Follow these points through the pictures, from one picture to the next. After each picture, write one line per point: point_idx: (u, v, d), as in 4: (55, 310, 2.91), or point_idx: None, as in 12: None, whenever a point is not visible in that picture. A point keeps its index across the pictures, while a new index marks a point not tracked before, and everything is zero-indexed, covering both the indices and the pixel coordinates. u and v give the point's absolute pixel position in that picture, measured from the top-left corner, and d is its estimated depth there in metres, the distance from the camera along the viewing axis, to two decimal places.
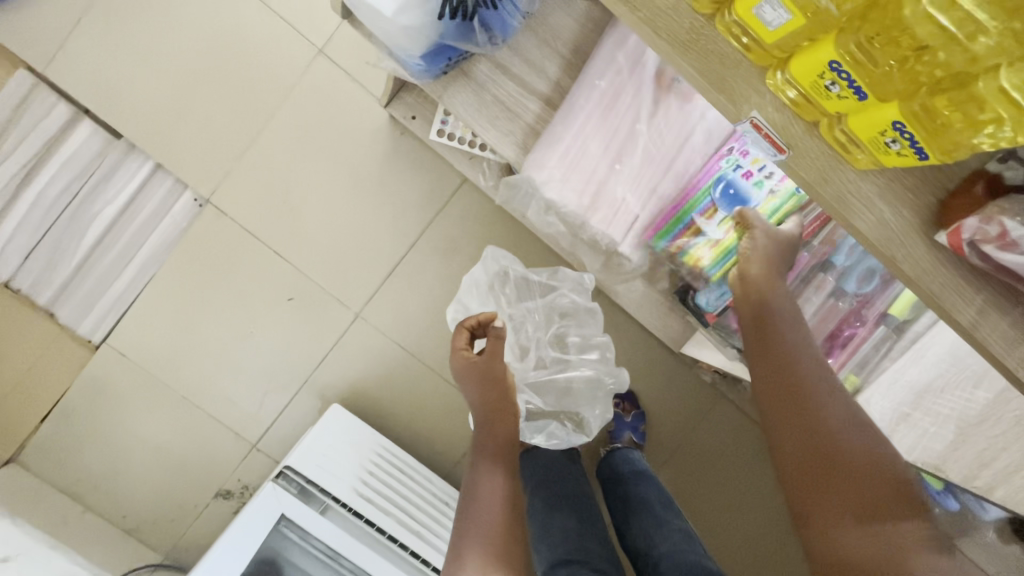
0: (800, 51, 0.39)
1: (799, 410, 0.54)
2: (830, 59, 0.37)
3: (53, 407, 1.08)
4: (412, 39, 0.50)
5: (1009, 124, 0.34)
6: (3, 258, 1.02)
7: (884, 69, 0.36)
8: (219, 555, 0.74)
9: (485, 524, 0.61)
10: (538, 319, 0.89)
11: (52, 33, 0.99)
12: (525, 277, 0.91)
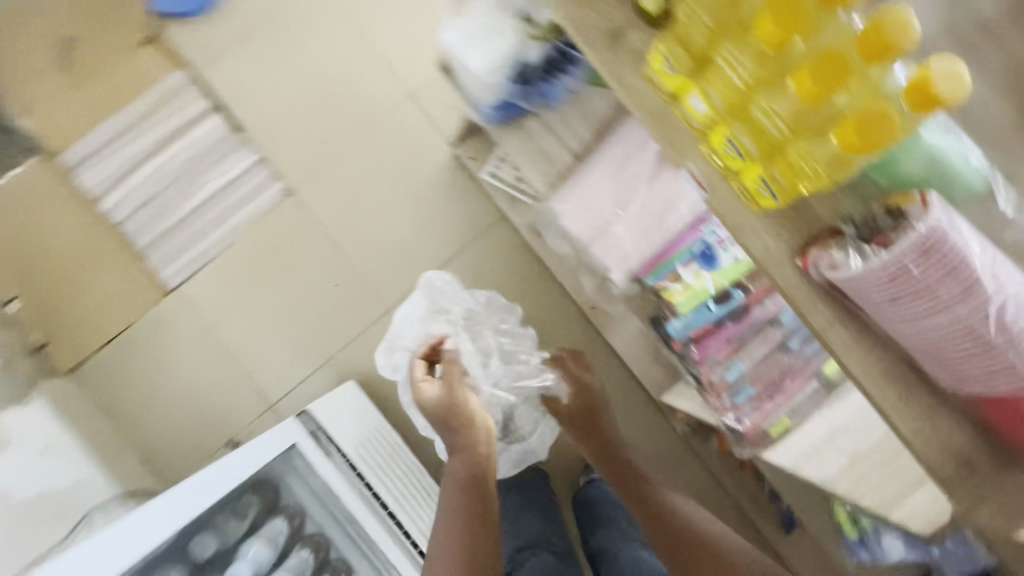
0: (711, 126, 0.46)
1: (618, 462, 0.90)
2: (726, 135, 0.45)
3: (116, 335, 1.26)
4: (486, 86, 0.69)
5: (824, 180, 0.43)
6: (122, 205, 1.26)
7: (752, 139, 0.44)
8: (237, 458, 0.83)
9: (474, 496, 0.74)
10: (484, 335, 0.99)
11: (213, 46, 1.27)
12: (467, 297, 1.02)
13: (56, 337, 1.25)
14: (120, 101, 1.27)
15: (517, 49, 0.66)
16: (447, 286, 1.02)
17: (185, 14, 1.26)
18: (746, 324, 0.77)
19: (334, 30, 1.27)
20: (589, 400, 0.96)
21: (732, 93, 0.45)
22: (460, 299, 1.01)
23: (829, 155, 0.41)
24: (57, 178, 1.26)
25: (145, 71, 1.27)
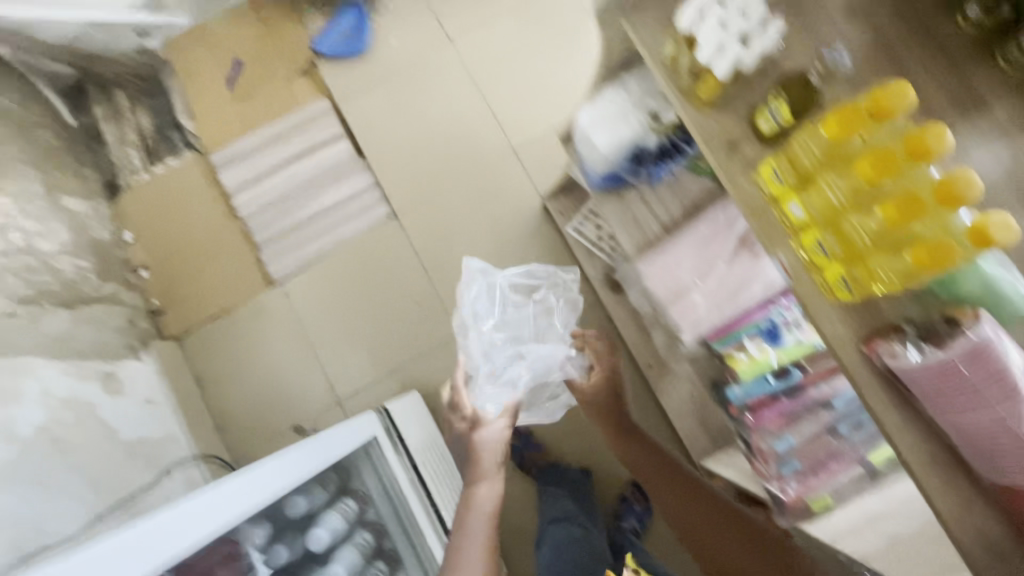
0: (803, 228, 0.57)
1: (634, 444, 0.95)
2: (815, 238, 0.56)
3: (219, 313, 1.43)
4: (603, 158, 0.81)
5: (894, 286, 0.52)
6: (251, 203, 1.46)
7: (837, 245, 0.55)
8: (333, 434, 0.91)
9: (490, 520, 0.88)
10: (513, 332, 0.98)
11: (355, 84, 1.49)
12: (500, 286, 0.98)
13: (172, 305, 1.43)
14: (269, 118, 1.49)
15: (639, 133, 0.78)
16: (483, 278, 0.97)
17: (339, 56, 1.49)
18: (801, 402, 0.84)
19: (458, 85, 1.46)
20: (607, 405, 1.02)
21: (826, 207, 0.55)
22: (491, 291, 0.98)
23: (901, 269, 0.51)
24: (205, 172, 1.48)
25: (295, 96, 1.50)
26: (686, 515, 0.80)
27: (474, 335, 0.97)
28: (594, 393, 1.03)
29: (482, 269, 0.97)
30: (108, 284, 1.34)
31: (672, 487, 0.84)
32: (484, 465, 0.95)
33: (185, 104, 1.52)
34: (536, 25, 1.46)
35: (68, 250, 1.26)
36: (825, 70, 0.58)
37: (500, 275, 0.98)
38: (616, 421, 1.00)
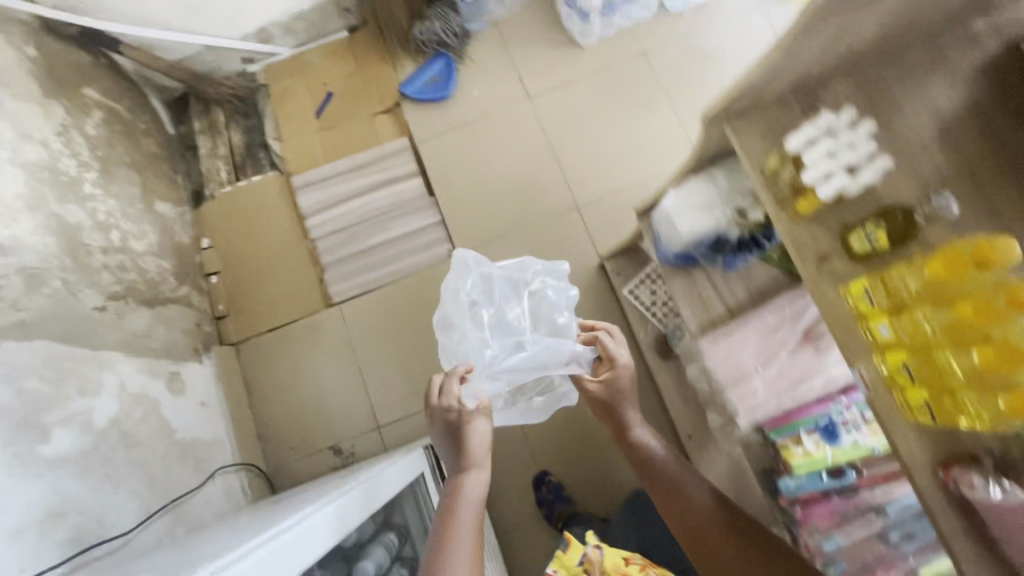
0: (890, 350, 0.59)
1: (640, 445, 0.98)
2: (901, 362, 0.58)
3: (277, 326, 1.49)
4: (686, 239, 0.86)
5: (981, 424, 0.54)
6: (323, 226, 1.54)
7: (924, 373, 0.57)
8: (391, 469, 0.98)
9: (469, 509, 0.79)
10: (504, 323, 0.99)
11: (435, 127, 1.57)
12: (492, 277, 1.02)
13: (236, 312, 1.50)
14: (350, 149, 1.59)
15: (725, 224, 0.82)
16: (476, 269, 1.01)
17: (423, 100, 1.58)
18: (851, 503, 0.83)
19: (532, 140, 1.54)
20: (617, 407, 1.01)
21: (916, 336, 0.58)
22: (483, 281, 1.01)
23: (991, 410, 0.53)
24: (285, 192, 1.58)
25: (377, 132, 1.59)
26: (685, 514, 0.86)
27: (469, 319, 0.97)
28: (602, 393, 1.01)
29: (472, 261, 1.01)
30: (183, 286, 1.41)
31: (675, 491, 0.89)
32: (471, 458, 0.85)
33: (274, 126, 1.63)
34: (612, 93, 1.54)
35: (154, 252, 1.35)
36: (929, 213, 0.60)
37: (491, 268, 1.03)
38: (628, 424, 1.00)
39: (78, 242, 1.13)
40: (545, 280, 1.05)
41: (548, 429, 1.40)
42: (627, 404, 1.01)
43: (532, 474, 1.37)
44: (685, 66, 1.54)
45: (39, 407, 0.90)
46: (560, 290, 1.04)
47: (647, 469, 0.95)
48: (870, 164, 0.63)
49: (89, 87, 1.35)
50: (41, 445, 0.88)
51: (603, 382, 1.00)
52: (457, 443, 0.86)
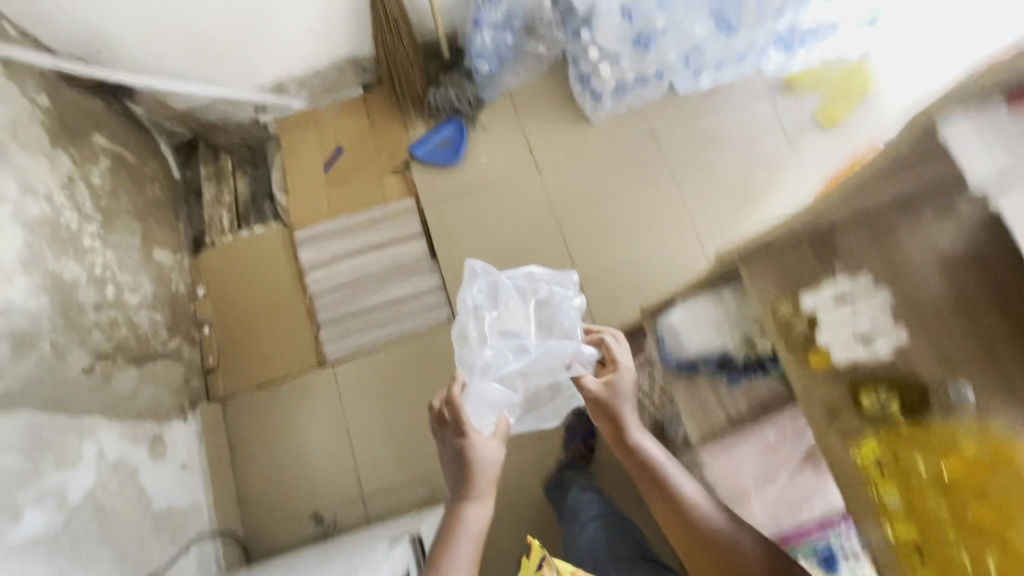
0: (898, 527, 0.59)
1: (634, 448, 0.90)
2: (907, 543, 0.58)
3: (268, 383, 1.46)
4: (695, 345, 0.89)
5: None
6: (322, 283, 1.53)
7: (931, 562, 0.56)
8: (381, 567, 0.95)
9: (469, 536, 0.80)
10: (512, 331, 1.00)
11: (443, 191, 1.58)
12: (500, 284, 1.03)
13: (226, 366, 1.47)
14: (357, 207, 1.59)
15: (729, 346, 0.84)
16: (485, 276, 1.03)
17: (432, 163, 1.59)
18: None
19: (538, 211, 1.55)
20: (617, 408, 0.93)
21: (927, 519, 0.57)
22: (492, 288, 1.02)
23: None
24: (287, 246, 1.57)
25: (385, 191, 1.60)
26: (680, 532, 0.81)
27: (475, 329, 0.99)
28: (602, 394, 0.94)
29: (481, 269, 1.03)
30: (174, 339, 1.38)
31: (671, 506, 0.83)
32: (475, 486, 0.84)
33: (282, 178, 1.63)
34: (619, 171, 1.57)
35: (148, 304, 1.32)
36: (947, 402, 0.58)
37: (499, 275, 1.04)
38: (629, 425, 0.92)
39: (71, 299, 1.11)
40: (553, 287, 1.06)
41: (538, 507, 1.38)
42: (628, 405, 0.94)
43: (518, 557, 1.35)
44: (695, 152, 1.58)
45: (12, 485, 0.86)
46: (567, 297, 1.06)
47: (643, 477, 0.88)
48: (879, 342, 0.64)
49: (98, 133, 1.34)
50: (10, 528, 0.84)
51: (606, 383, 0.95)
52: (462, 469, 0.86)
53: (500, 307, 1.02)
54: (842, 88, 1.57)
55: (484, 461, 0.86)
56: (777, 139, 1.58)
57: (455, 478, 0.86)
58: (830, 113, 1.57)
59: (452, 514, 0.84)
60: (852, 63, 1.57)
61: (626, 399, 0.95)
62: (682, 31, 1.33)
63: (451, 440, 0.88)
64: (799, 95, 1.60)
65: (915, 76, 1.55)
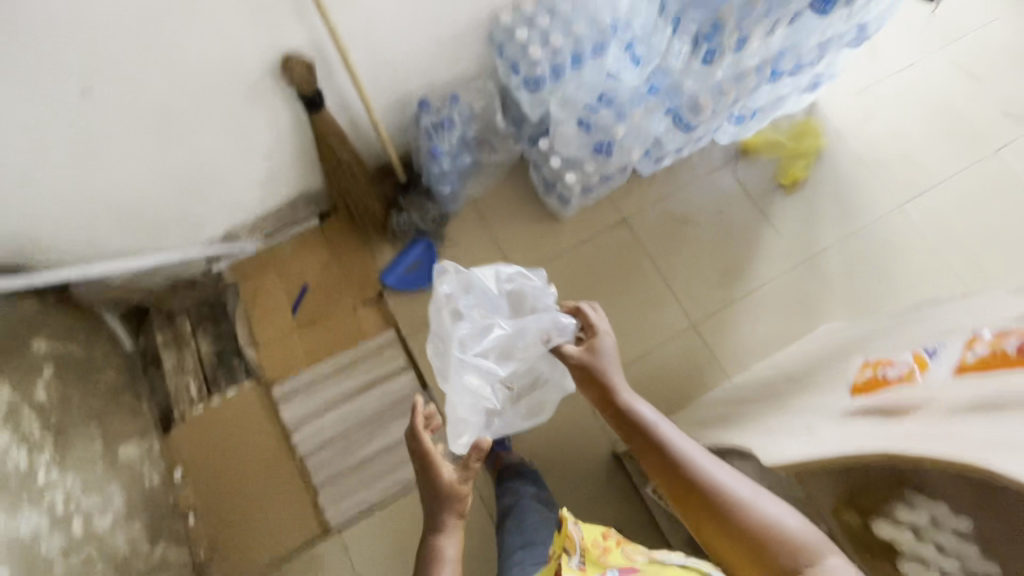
0: None
1: (622, 408, 0.93)
2: None
3: (270, 566, 1.33)
4: None
5: None
6: (311, 439, 1.42)
7: None
8: None
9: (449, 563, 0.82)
10: (488, 325, 1.02)
11: (423, 316, 1.52)
12: (471, 281, 1.05)
13: (220, 557, 1.33)
14: (334, 349, 1.50)
15: None
16: (454, 274, 1.05)
17: (407, 290, 1.53)
18: None
19: None
20: (602, 370, 0.97)
21: None
22: (463, 286, 1.05)
23: None
24: (265, 405, 1.45)
25: (362, 328, 1.51)
26: (672, 483, 0.83)
27: (452, 324, 1.02)
28: (584, 359, 0.98)
29: (451, 271, 1.05)
30: (156, 547, 1.25)
31: (662, 461, 0.85)
32: (447, 515, 0.85)
33: (247, 331, 1.51)
34: (600, 265, 1.54)
35: (122, 520, 1.19)
36: None
37: (469, 271, 1.06)
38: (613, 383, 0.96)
39: (35, 559, 0.98)
40: (524, 277, 1.07)
41: None
42: (612, 368, 0.97)
43: None
44: (667, 233, 1.58)
45: None
46: (540, 287, 1.07)
47: (634, 434, 0.90)
48: None
49: (37, 339, 1.20)
50: None
51: (586, 349, 0.99)
52: (433, 498, 0.86)
53: (473, 301, 1.04)
54: (797, 147, 1.61)
55: (453, 487, 0.86)
56: (744, 206, 1.60)
57: (429, 505, 0.86)
58: (791, 174, 1.60)
59: (431, 541, 0.84)
60: (798, 121, 1.64)
61: (609, 361, 0.98)
62: (640, 130, 1.32)
63: (419, 465, 0.89)
64: (757, 158, 1.63)
65: (858, 127, 1.64)
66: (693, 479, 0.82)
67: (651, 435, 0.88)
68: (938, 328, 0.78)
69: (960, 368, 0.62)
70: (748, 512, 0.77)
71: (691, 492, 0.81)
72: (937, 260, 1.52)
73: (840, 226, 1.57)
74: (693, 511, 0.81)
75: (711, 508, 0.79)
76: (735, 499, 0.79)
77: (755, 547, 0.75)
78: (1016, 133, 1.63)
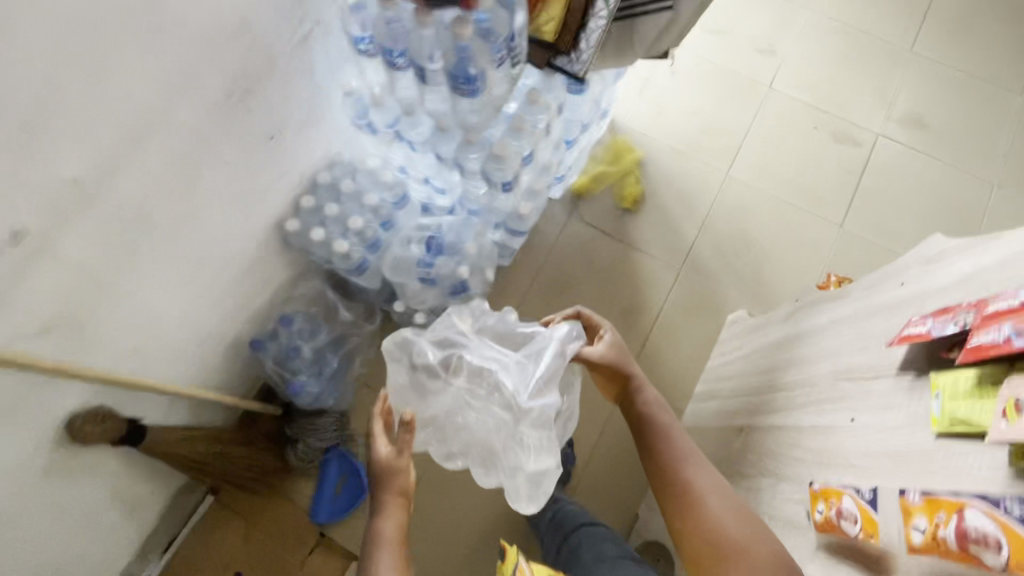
0: None
1: (640, 399, 0.92)
2: None
3: None
4: None
5: None
6: None
7: None
8: None
9: (390, 536, 0.84)
10: (494, 365, 1.05)
11: None
12: (450, 341, 1.09)
13: None
14: None
15: None
16: (437, 340, 1.09)
17: (343, 513, 1.36)
18: None
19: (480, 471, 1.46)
20: (622, 370, 0.97)
21: None
22: (447, 348, 1.09)
23: None
24: None
25: None
26: (660, 473, 0.82)
27: (468, 378, 1.06)
28: (609, 357, 0.98)
29: (425, 340, 1.10)
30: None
31: (658, 452, 0.84)
32: (390, 495, 0.89)
33: None
34: None
35: None
36: None
37: (447, 333, 1.10)
38: (633, 381, 0.95)
39: None
40: (492, 316, 1.13)
41: None
42: (632, 367, 0.97)
43: None
44: (555, 307, 1.55)
45: None
46: (512, 320, 1.13)
47: (644, 421, 0.89)
48: None
49: None
50: None
51: (607, 350, 0.98)
52: (377, 476, 0.91)
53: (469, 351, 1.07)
54: (620, 169, 1.65)
55: (399, 465, 0.91)
56: (607, 244, 1.61)
57: (379, 481, 0.90)
58: (629, 195, 1.63)
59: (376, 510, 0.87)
60: (608, 145, 1.67)
61: (633, 366, 0.98)
62: (481, 251, 1.27)
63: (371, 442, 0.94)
64: (594, 195, 1.64)
65: (658, 124, 1.71)
66: (678, 468, 0.81)
67: (660, 423, 0.88)
68: (838, 365, 0.80)
69: (909, 547, 0.51)
70: (712, 520, 0.74)
71: (663, 478, 0.81)
72: (779, 207, 1.64)
73: (693, 219, 1.63)
74: (669, 501, 0.79)
75: (677, 498, 0.78)
76: (702, 498, 0.76)
77: (714, 543, 0.72)
78: (775, 65, 1.78)
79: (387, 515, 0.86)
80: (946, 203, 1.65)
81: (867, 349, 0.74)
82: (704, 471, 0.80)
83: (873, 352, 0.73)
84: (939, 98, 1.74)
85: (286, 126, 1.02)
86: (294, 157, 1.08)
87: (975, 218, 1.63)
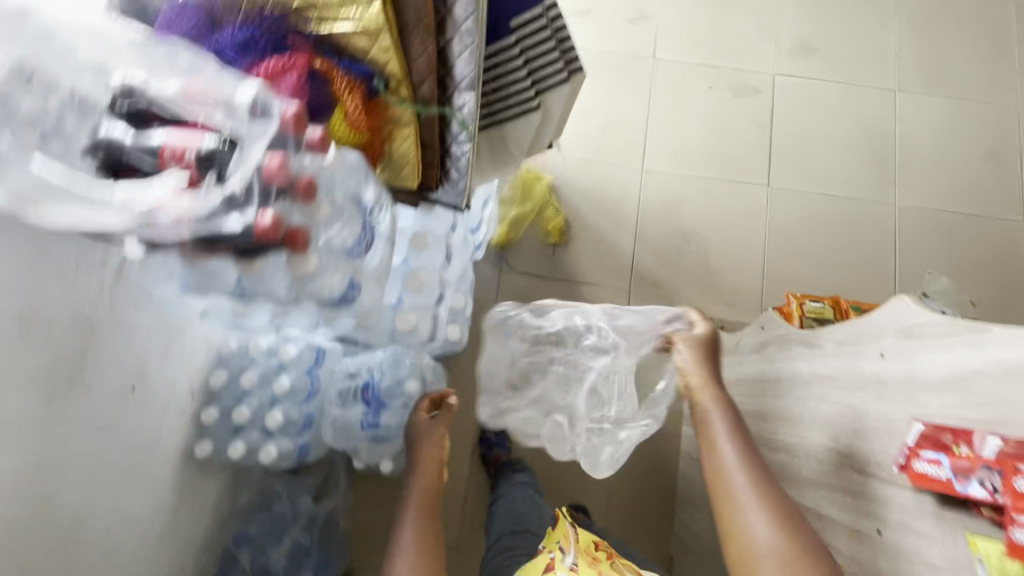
0: None
1: (714, 397, 0.84)
2: None
3: None
4: None
5: None
6: None
7: None
8: None
9: (423, 492, 0.84)
10: (584, 322, 1.02)
11: None
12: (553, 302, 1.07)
13: None
14: None
15: None
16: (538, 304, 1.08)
17: None
18: None
19: None
20: (699, 372, 0.86)
21: None
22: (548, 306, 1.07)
23: None
24: None
25: None
26: (716, 473, 0.77)
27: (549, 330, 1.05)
28: (691, 356, 0.88)
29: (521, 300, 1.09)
30: None
31: (721, 456, 0.78)
32: (428, 453, 0.91)
33: None
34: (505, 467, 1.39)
35: None
36: None
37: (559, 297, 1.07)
38: (703, 384, 0.86)
39: None
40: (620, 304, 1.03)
41: None
42: (711, 369, 0.87)
43: None
44: None
45: None
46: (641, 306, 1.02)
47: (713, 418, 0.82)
48: None
49: None
50: None
51: (693, 346, 0.88)
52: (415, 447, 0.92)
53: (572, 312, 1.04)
54: (535, 204, 1.49)
55: (436, 438, 0.93)
56: (548, 288, 1.49)
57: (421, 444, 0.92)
58: (553, 228, 1.50)
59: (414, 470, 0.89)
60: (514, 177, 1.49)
61: (717, 363, 0.88)
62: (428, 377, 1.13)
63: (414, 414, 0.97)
64: (517, 241, 1.50)
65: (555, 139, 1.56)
66: (734, 474, 0.75)
67: (730, 422, 0.81)
68: (838, 446, 0.73)
69: None
70: (753, 529, 0.70)
71: (715, 478, 0.77)
72: (704, 186, 1.56)
73: (625, 230, 1.53)
74: (720, 499, 0.75)
75: (721, 498, 0.75)
76: (754, 507, 0.71)
77: (748, 547, 0.69)
78: (651, 33, 1.64)
79: (420, 473, 0.87)
80: (857, 124, 1.61)
81: (868, 437, 0.68)
82: (769, 484, 0.74)
83: (876, 445, 0.66)
84: (820, 17, 1.66)
85: (147, 366, 0.83)
86: (172, 387, 0.90)
87: (888, 131, 1.61)
